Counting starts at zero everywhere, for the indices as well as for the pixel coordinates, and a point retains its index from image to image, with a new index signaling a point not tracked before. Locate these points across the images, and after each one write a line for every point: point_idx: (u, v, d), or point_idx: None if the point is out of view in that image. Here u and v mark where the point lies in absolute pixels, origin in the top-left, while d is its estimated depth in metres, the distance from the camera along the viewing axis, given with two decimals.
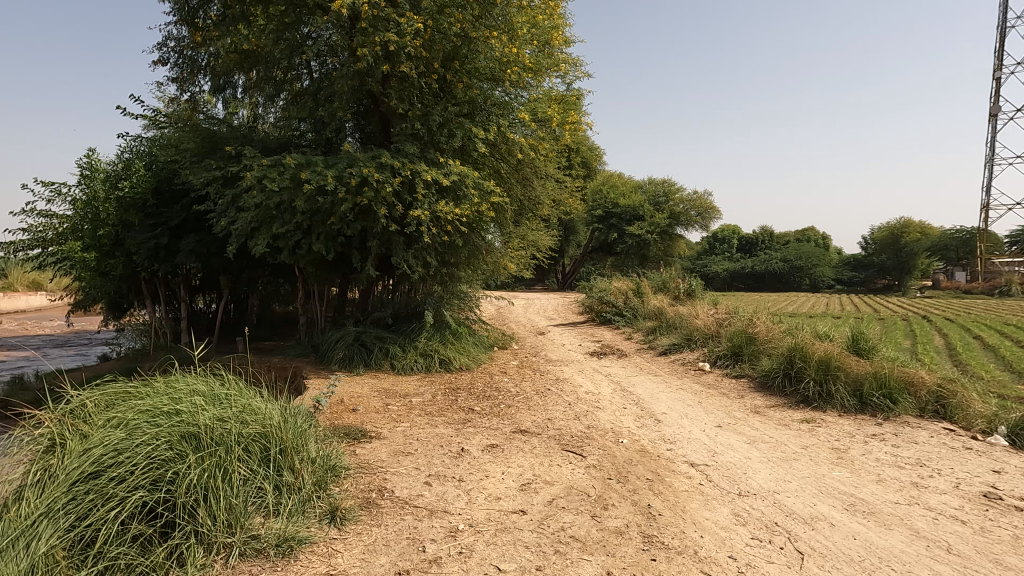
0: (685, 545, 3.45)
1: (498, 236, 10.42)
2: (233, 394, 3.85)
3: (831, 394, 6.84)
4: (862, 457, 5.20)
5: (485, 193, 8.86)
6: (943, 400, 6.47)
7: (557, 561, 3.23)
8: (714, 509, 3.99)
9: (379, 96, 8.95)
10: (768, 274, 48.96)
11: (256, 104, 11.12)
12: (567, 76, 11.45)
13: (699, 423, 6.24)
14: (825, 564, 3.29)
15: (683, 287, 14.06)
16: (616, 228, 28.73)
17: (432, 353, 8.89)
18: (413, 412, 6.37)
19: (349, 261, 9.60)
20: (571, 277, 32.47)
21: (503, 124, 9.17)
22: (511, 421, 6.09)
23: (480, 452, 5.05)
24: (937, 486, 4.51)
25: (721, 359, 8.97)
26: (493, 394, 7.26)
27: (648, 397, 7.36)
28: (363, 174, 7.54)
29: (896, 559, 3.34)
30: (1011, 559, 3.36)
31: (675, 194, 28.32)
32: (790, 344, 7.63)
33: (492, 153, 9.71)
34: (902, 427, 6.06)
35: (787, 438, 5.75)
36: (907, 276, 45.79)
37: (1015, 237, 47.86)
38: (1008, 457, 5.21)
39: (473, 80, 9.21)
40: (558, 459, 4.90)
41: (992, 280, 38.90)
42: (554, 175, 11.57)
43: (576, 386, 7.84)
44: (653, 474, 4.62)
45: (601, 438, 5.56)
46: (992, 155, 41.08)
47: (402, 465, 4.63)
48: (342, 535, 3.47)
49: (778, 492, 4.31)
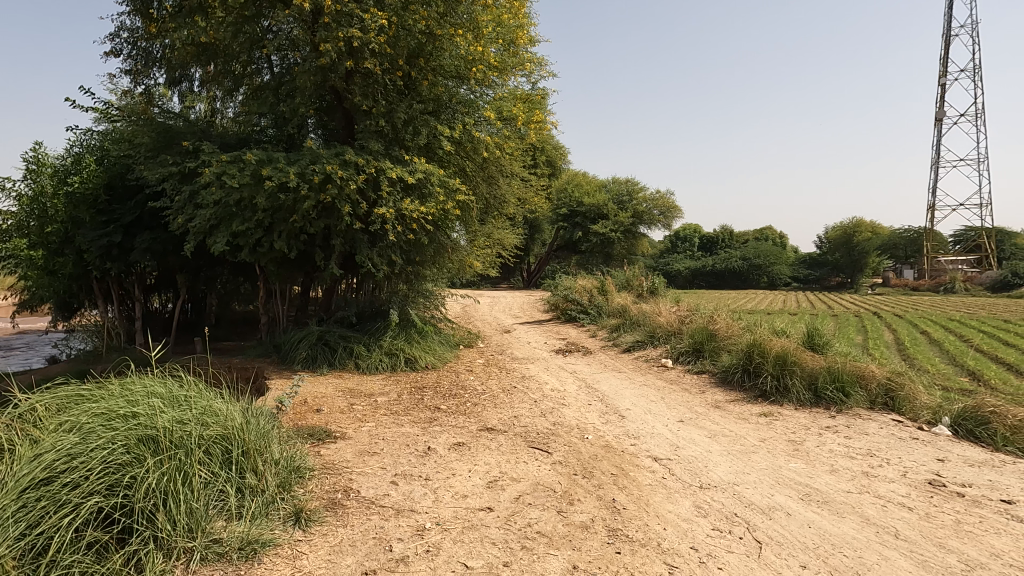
0: (649, 537, 3.52)
1: (463, 234, 10.46)
2: (193, 396, 3.78)
3: (788, 388, 7.06)
4: (817, 449, 5.39)
5: (451, 191, 8.81)
6: (892, 392, 6.73)
7: (523, 557, 3.26)
8: (676, 502, 4.08)
9: (342, 92, 8.83)
10: (727, 272, 50.22)
11: (213, 98, 10.94)
12: (532, 75, 11.51)
13: (662, 419, 6.35)
14: (781, 551, 3.39)
15: (646, 285, 14.32)
16: (581, 227, 29.01)
17: (398, 352, 8.82)
18: (379, 412, 6.30)
19: (312, 259, 9.45)
20: (537, 276, 32.83)
21: (468, 122, 9.19)
22: (478, 419, 6.09)
23: (446, 451, 5.03)
24: (887, 475, 4.71)
25: (683, 356, 9.16)
26: (458, 393, 7.25)
27: (612, 393, 7.48)
28: (326, 171, 7.42)
29: (849, 546, 3.48)
30: (954, 543, 3.52)
31: (639, 193, 28.94)
32: (749, 340, 7.85)
33: (457, 151, 9.72)
34: (854, 419, 6.30)
35: (746, 432, 5.91)
36: (859, 274, 47.54)
37: (958, 236, 50.19)
38: (951, 446, 5.47)
39: (438, 77, 9.12)
40: (525, 456, 4.94)
41: (938, 278, 40.66)
42: (520, 173, 11.64)
43: (542, 384, 7.91)
44: (617, 469, 4.69)
45: (567, 434, 5.61)
46: (938, 158, 42.87)
47: (368, 465, 4.59)
48: (307, 537, 3.43)
49: (737, 484, 4.44)
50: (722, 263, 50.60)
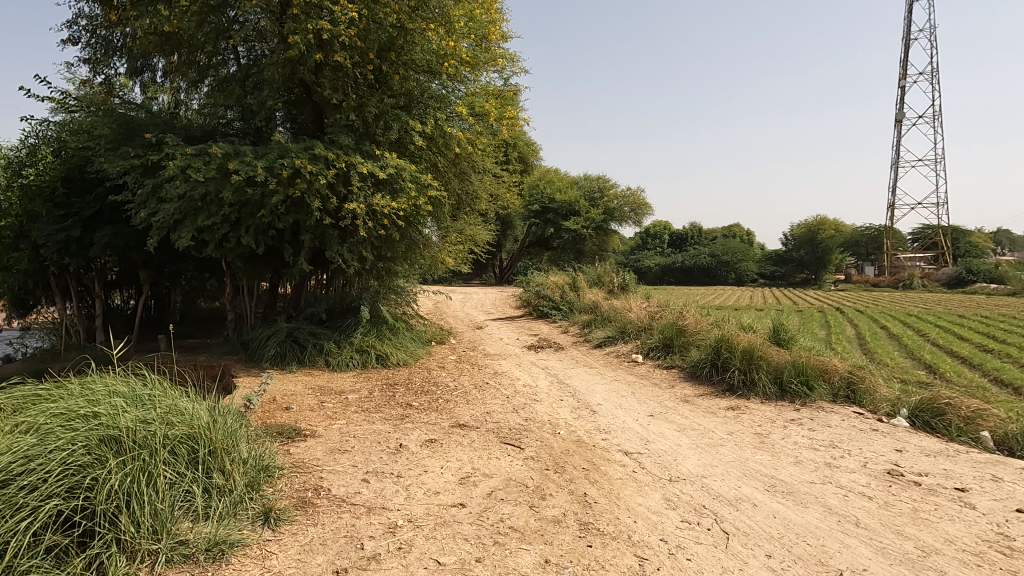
0: (620, 530, 3.56)
1: (435, 230, 10.41)
2: (157, 395, 3.69)
3: (754, 382, 7.22)
4: (782, 441, 5.53)
5: (423, 186, 8.75)
6: (853, 385, 6.93)
7: (495, 552, 3.27)
8: (646, 495, 4.14)
9: (311, 86, 8.69)
10: (696, 269, 51.01)
11: (177, 89, 10.67)
12: (504, 71, 11.49)
13: (633, 413, 6.43)
14: (748, 541, 3.48)
15: (617, 281, 14.45)
16: (553, 223, 29.12)
17: (369, 349, 8.75)
18: (350, 409, 6.25)
19: (280, 255, 9.29)
20: (509, 273, 32.86)
21: (440, 118, 9.15)
22: (450, 416, 6.08)
23: (418, 448, 5.02)
24: (848, 465, 4.86)
25: (653, 351, 9.28)
26: (430, 389, 7.23)
27: (584, 388, 7.55)
28: (295, 165, 7.29)
29: (812, 535, 3.58)
30: (911, 530, 3.65)
31: (610, 190, 29.19)
32: (717, 335, 8.00)
33: (429, 146, 9.67)
34: (817, 412, 6.48)
35: (714, 425, 6.03)
36: (823, 271, 48.79)
37: (917, 233, 51.90)
38: (908, 437, 5.67)
39: (410, 72, 9.05)
40: (497, 452, 4.95)
41: (897, 275, 42.00)
42: (492, 169, 11.63)
43: (514, 379, 7.93)
44: (588, 464, 4.74)
45: (539, 430, 5.64)
46: (898, 158, 44.20)
47: (339, 463, 4.54)
48: (277, 536, 3.39)
49: (705, 476, 4.53)
50: (691, 260, 51.38)
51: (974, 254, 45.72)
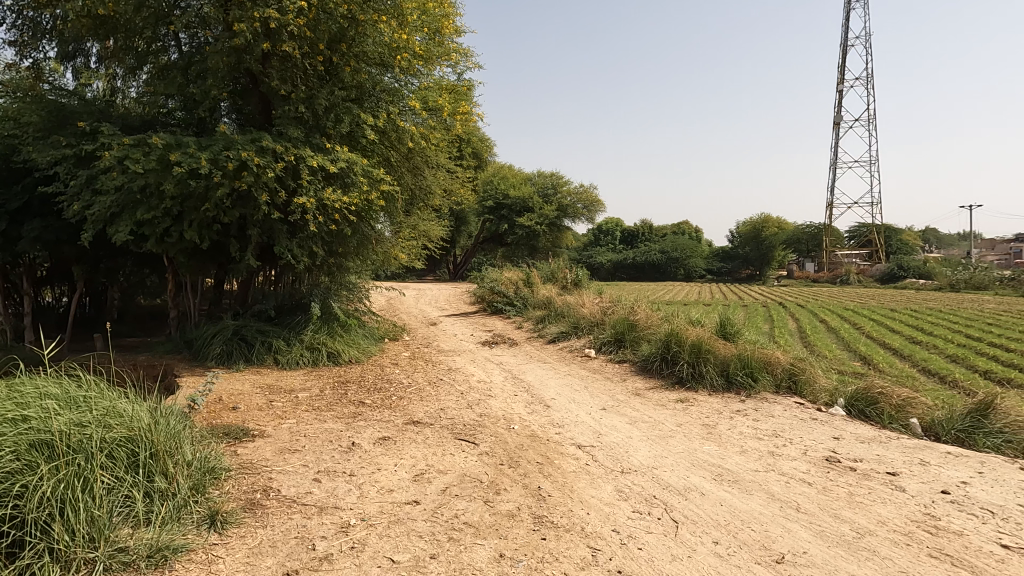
0: (573, 522, 3.62)
1: (387, 226, 10.27)
2: (93, 396, 3.51)
3: (702, 374, 7.43)
4: (728, 431, 5.72)
5: (375, 181, 8.63)
6: (794, 376, 7.23)
7: (450, 548, 3.26)
8: (599, 486, 4.22)
9: (258, 76, 8.42)
10: (647, 265, 52.09)
11: (113, 76, 10.17)
12: (458, 66, 11.41)
13: (585, 407, 6.53)
14: (696, 529, 3.58)
15: (570, 277, 14.61)
16: (507, 220, 29.17)
17: (320, 347, 8.57)
18: (300, 408, 6.11)
19: (226, 250, 8.98)
20: (462, 268, 32.75)
21: (393, 112, 9.03)
22: (404, 413, 6.02)
23: (371, 446, 4.96)
24: (790, 453, 5.06)
25: (606, 346, 9.43)
26: (383, 387, 7.14)
27: (537, 383, 7.61)
28: (241, 158, 7.05)
29: (756, 520, 3.72)
30: (847, 513, 3.84)
31: (563, 186, 29.50)
32: (666, 330, 8.19)
33: (381, 141, 9.53)
34: (761, 403, 6.73)
35: (664, 417, 6.18)
36: (767, 267, 50.61)
37: (853, 231, 54.42)
38: (845, 425, 5.96)
39: (361, 64, 8.88)
40: (451, 448, 4.94)
41: (835, 271, 44.01)
42: (445, 165, 11.55)
43: (468, 375, 7.92)
44: (542, 458, 4.78)
45: (493, 425, 5.65)
46: (836, 160, 46.24)
47: (289, 463, 4.44)
48: (224, 540, 3.29)
49: (655, 467, 4.64)
50: (642, 256, 52.42)
51: (904, 251, 48.33)
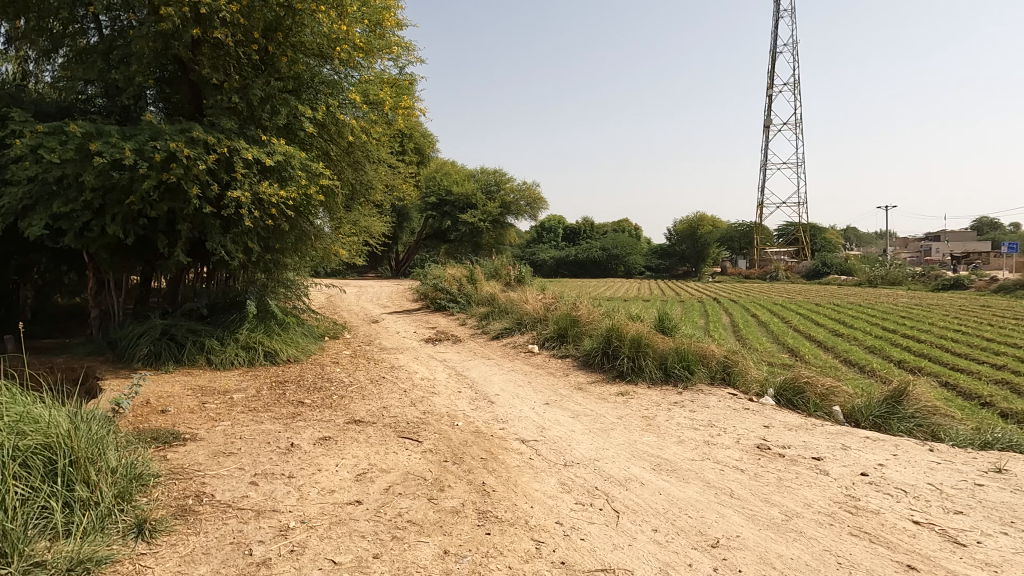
0: (517, 516, 3.65)
1: (327, 221, 10.03)
2: (4, 402, 3.28)
3: (642, 368, 7.64)
4: (666, 422, 5.91)
5: (314, 175, 8.40)
6: (728, 368, 7.53)
7: (394, 547, 3.23)
8: (543, 480, 4.27)
9: (187, 63, 8.03)
10: (588, 262, 53.01)
11: (24, 58, 9.48)
12: (399, 59, 11.24)
13: (529, 402, 6.58)
14: (636, 518, 3.68)
15: (514, 273, 14.71)
16: (450, 216, 29.03)
17: (256, 346, 8.29)
18: (235, 409, 5.89)
19: (153, 246, 8.53)
20: (405, 265, 32.39)
21: (332, 104, 8.81)
22: (345, 412, 5.90)
23: (311, 446, 4.83)
24: (724, 442, 5.27)
25: (549, 341, 9.54)
26: (323, 386, 6.97)
27: (481, 379, 7.62)
28: (169, 149, 6.71)
29: (693, 507, 3.86)
30: (776, 497, 4.04)
31: (506, 183, 29.65)
32: (608, 325, 8.37)
33: (320, 134, 9.28)
34: (697, 394, 6.98)
35: (605, 410, 6.32)
36: (703, 264, 52.45)
37: (781, 230, 57.14)
38: (774, 414, 6.26)
39: (298, 54, 8.62)
40: (394, 446, 4.89)
41: (765, 268, 46.10)
42: (387, 159, 11.37)
43: (411, 373, 7.84)
44: (486, 453, 4.80)
45: (437, 422, 5.62)
46: (766, 162, 48.41)
47: (224, 467, 4.28)
48: (152, 550, 3.14)
49: (597, 459, 4.74)
50: (584, 253, 53.29)
51: (827, 249, 51.18)
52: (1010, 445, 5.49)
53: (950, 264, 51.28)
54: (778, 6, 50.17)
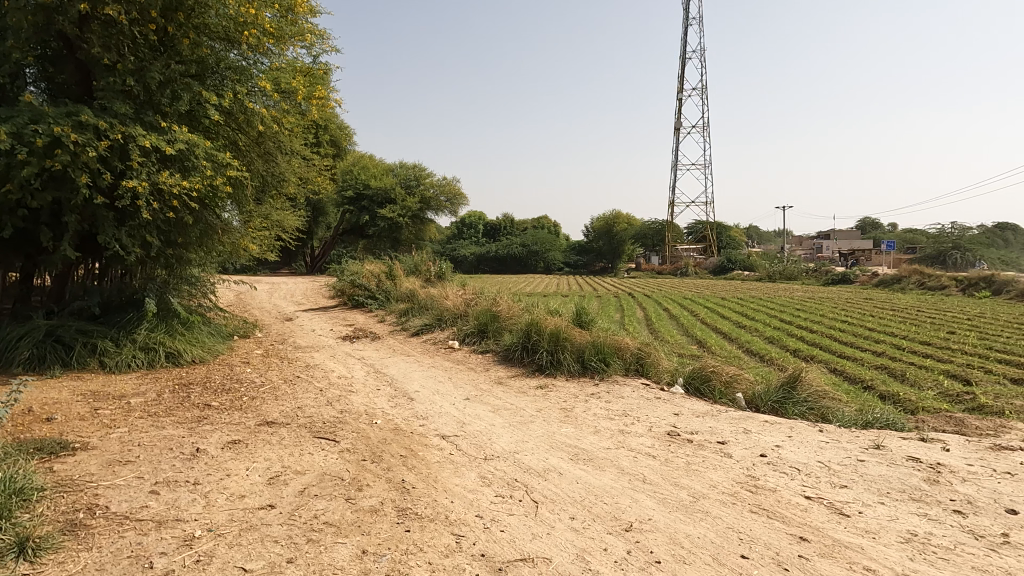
0: (437, 512, 3.64)
1: (236, 215, 9.52)
2: None
3: (560, 361, 7.80)
4: (584, 413, 6.07)
5: (219, 165, 7.98)
6: (642, 359, 7.84)
7: (309, 550, 3.13)
8: (463, 475, 4.28)
9: (74, 41, 7.36)
10: (509, 258, 53.44)
11: None
12: (313, 48, 10.84)
13: (449, 398, 6.56)
14: (555, 507, 3.77)
15: (434, 269, 14.64)
16: (368, 211, 28.35)
17: (157, 347, 7.77)
18: (132, 415, 5.48)
19: (34, 239, 7.74)
20: (321, 261, 31.37)
21: (240, 92, 8.37)
22: (256, 414, 5.65)
23: (219, 451, 4.59)
24: (638, 431, 5.49)
25: (469, 337, 9.55)
26: (232, 387, 6.63)
27: (401, 376, 7.52)
28: (53, 134, 6.14)
29: (608, 494, 4.00)
30: (685, 480, 4.26)
31: (426, 178, 29.38)
32: (527, 320, 8.49)
33: (227, 122, 8.79)
34: (613, 385, 7.22)
35: (525, 404, 6.41)
36: (618, 260, 54.23)
37: (691, 228, 60.02)
38: (684, 402, 6.58)
39: (202, 37, 8.10)
40: (309, 447, 4.73)
41: (676, 264, 48.29)
42: (301, 151, 10.95)
43: (327, 371, 7.62)
44: (406, 451, 4.74)
45: (355, 421, 5.50)
46: (677, 162, 50.67)
47: (120, 477, 3.98)
48: (37, 569, 2.87)
49: (516, 452, 4.80)
50: (504, 249, 53.64)
51: (732, 246, 54.32)
52: (887, 423, 6.07)
53: (839, 260, 55.80)
54: (687, 15, 52.63)
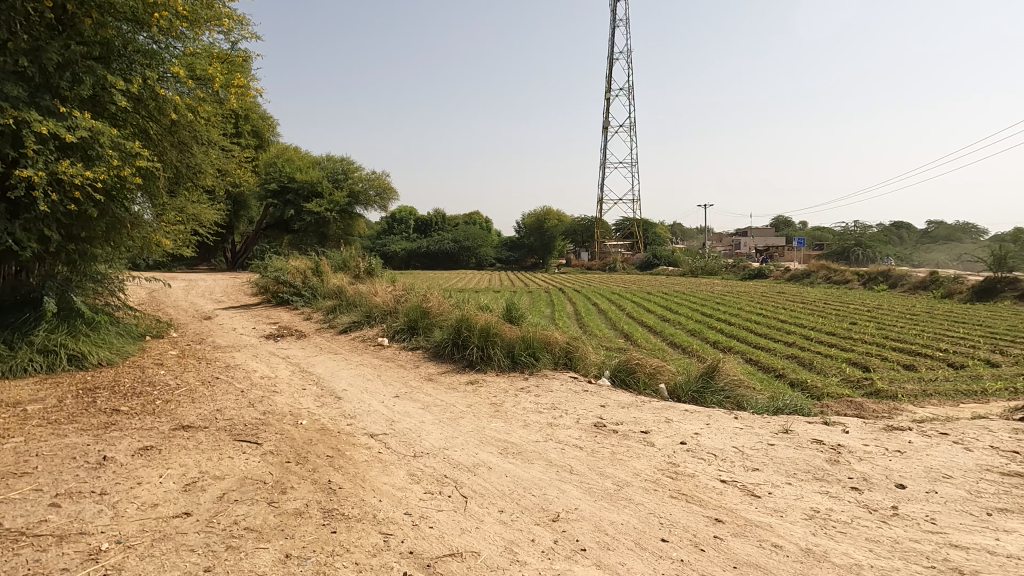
0: (365, 511, 3.59)
1: (147, 207, 8.97)
2: None
3: (490, 356, 7.84)
4: (513, 408, 6.14)
5: (128, 155, 7.51)
6: (570, 353, 8.00)
7: (228, 557, 3.02)
8: (391, 473, 4.23)
9: None
10: (441, 254, 53.09)
11: None
12: (231, 33, 10.35)
13: (378, 396, 6.47)
14: (484, 502, 3.80)
15: (363, 266, 14.41)
16: (293, 205, 27.33)
17: (58, 349, 7.19)
18: (29, 424, 5.07)
19: None
20: (243, 257, 30.06)
21: (151, 77, 7.88)
22: (171, 418, 5.36)
23: (129, 458, 4.33)
24: (566, 423, 5.61)
25: (399, 334, 9.44)
26: (144, 391, 6.25)
27: (327, 375, 7.34)
28: None
29: (536, 486, 4.06)
30: (609, 470, 4.39)
31: (355, 172, 28.75)
32: (458, 316, 8.48)
33: (136, 109, 8.21)
34: (542, 379, 7.34)
35: (455, 400, 6.41)
36: (550, 256, 54.98)
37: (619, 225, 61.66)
38: (610, 394, 6.78)
39: (107, 17, 7.55)
40: (229, 451, 4.55)
41: (605, 259, 49.49)
42: (219, 142, 10.43)
43: (249, 372, 7.32)
44: (333, 451, 4.64)
45: (279, 422, 5.32)
46: (605, 160, 51.89)
47: (15, 490, 3.68)
48: None
49: (446, 448, 4.80)
50: (436, 245, 53.21)
51: (657, 243, 56.25)
52: (795, 409, 6.49)
53: (755, 256, 58.92)
54: (614, 17, 53.95)
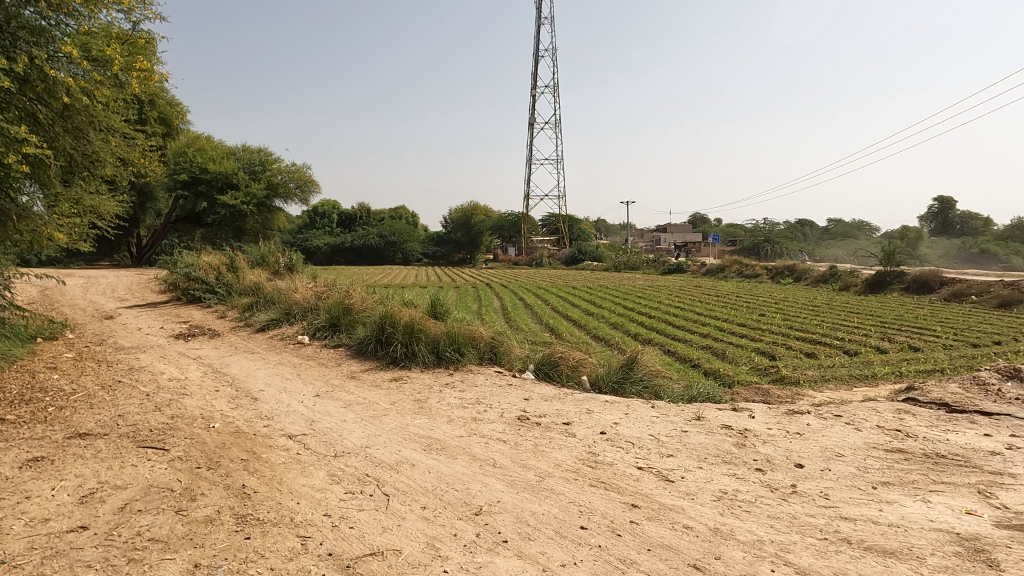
0: (281, 515, 3.47)
1: (37, 198, 8.24)
2: None
3: (415, 353, 7.77)
4: (437, 404, 6.11)
5: (12, 140, 6.86)
6: (495, 348, 8.06)
7: (130, 571, 2.84)
8: (310, 474, 4.11)
9: None
10: (366, 249, 51.98)
11: None
12: (132, 13, 9.67)
13: (297, 396, 6.26)
14: (406, 499, 3.77)
15: (282, 262, 13.88)
16: (205, 197, 25.75)
17: None
18: None
19: None
20: (150, 252, 28.22)
21: (38, 56, 7.24)
22: (66, 426, 4.96)
23: (16, 471, 3.98)
24: (489, 417, 5.64)
25: (320, 331, 9.17)
26: (34, 397, 5.74)
27: (243, 375, 7.03)
28: None
29: (459, 481, 4.07)
30: (532, 462, 4.46)
31: (273, 163, 27.65)
32: (381, 312, 8.33)
33: (22, 90, 7.51)
34: (467, 374, 7.35)
35: (378, 397, 6.31)
36: (477, 251, 54.99)
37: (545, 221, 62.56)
38: (534, 387, 6.88)
39: None
40: (133, 459, 4.27)
41: (532, 255, 50.07)
42: (120, 128, 9.73)
43: (155, 374, 6.90)
44: (247, 454, 4.46)
45: (188, 427, 5.05)
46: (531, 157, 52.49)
47: None
48: None
49: (368, 447, 4.72)
50: (361, 240, 52.00)
51: (582, 238, 57.52)
52: (708, 397, 6.83)
53: (674, 251, 61.43)
54: (538, 15, 54.55)
